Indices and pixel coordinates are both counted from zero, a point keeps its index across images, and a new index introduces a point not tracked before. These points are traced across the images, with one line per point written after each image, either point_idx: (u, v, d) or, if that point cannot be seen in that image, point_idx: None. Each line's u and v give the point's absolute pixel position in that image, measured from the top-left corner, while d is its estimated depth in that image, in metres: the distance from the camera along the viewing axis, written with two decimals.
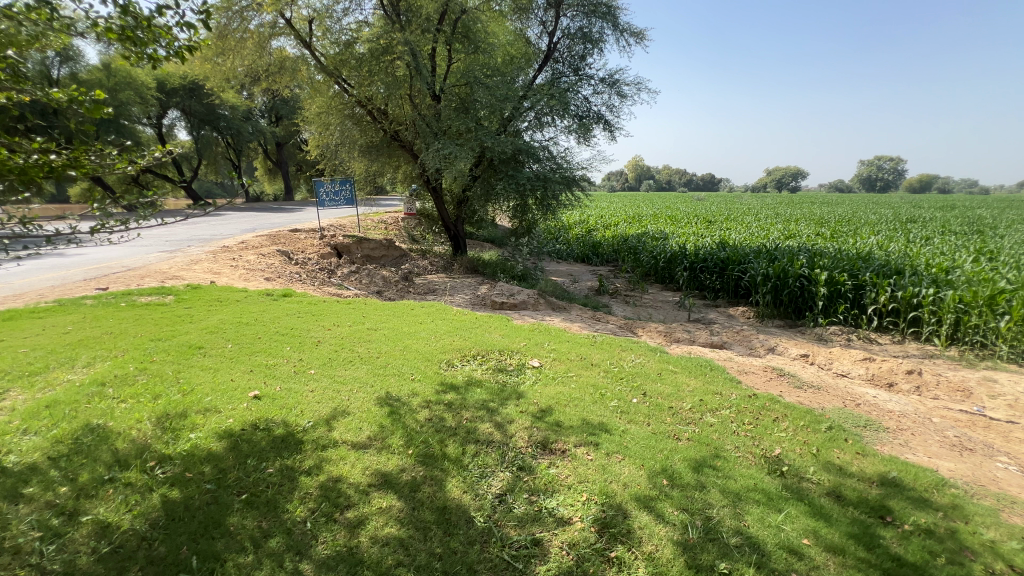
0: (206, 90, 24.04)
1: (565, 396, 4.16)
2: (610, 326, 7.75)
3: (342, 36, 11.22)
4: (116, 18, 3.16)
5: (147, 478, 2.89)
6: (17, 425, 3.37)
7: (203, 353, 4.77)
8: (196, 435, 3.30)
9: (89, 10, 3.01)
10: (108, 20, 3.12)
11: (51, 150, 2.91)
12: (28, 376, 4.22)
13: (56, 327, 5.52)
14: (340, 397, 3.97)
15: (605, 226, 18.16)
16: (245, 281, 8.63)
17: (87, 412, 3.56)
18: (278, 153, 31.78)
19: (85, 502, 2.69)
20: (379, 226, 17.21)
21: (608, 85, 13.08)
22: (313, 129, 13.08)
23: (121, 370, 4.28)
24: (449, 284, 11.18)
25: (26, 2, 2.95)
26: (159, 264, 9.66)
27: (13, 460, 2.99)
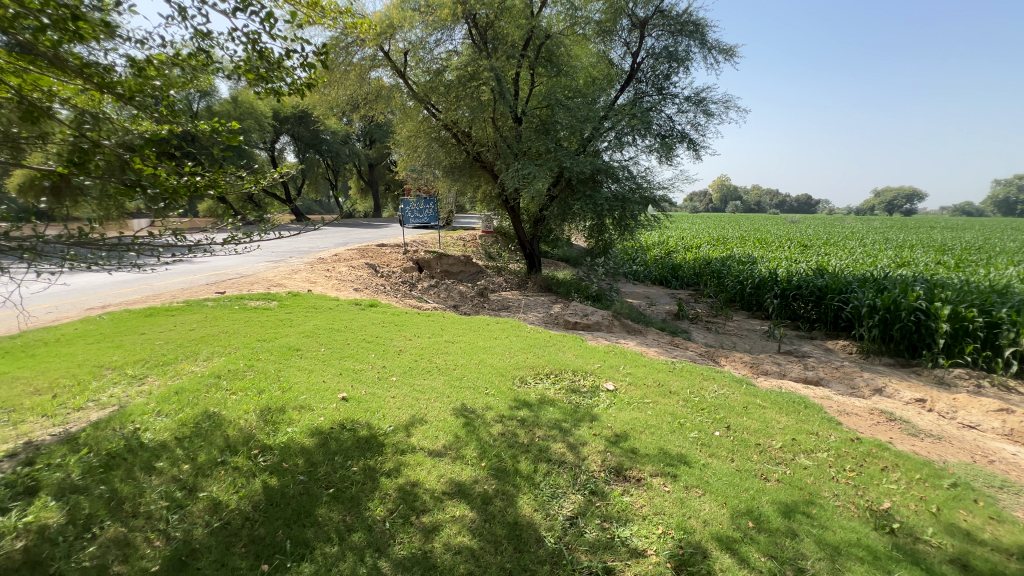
0: (313, 118, 26.76)
1: (641, 422, 4.02)
2: (689, 353, 7.38)
3: (433, 64, 11.97)
4: (253, 61, 3.66)
5: (251, 464, 3.21)
6: (153, 407, 3.91)
7: (299, 354, 5.25)
8: (293, 429, 3.62)
9: (233, 54, 3.53)
10: (248, 64, 3.64)
11: (197, 173, 3.40)
12: (161, 365, 4.89)
13: (184, 324, 6.35)
14: (418, 404, 4.16)
15: (686, 247, 17.44)
16: (337, 291, 9.38)
17: (205, 401, 4.06)
18: (370, 174, 34.39)
19: (201, 480, 3.04)
20: (458, 243, 17.90)
21: (693, 104, 12.73)
22: (403, 151, 14.00)
23: (234, 365, 4.83)
24: (524, 301, 11.32)
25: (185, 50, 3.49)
26: (266, 273, 10.77)
27: (149, 437, 3.48)
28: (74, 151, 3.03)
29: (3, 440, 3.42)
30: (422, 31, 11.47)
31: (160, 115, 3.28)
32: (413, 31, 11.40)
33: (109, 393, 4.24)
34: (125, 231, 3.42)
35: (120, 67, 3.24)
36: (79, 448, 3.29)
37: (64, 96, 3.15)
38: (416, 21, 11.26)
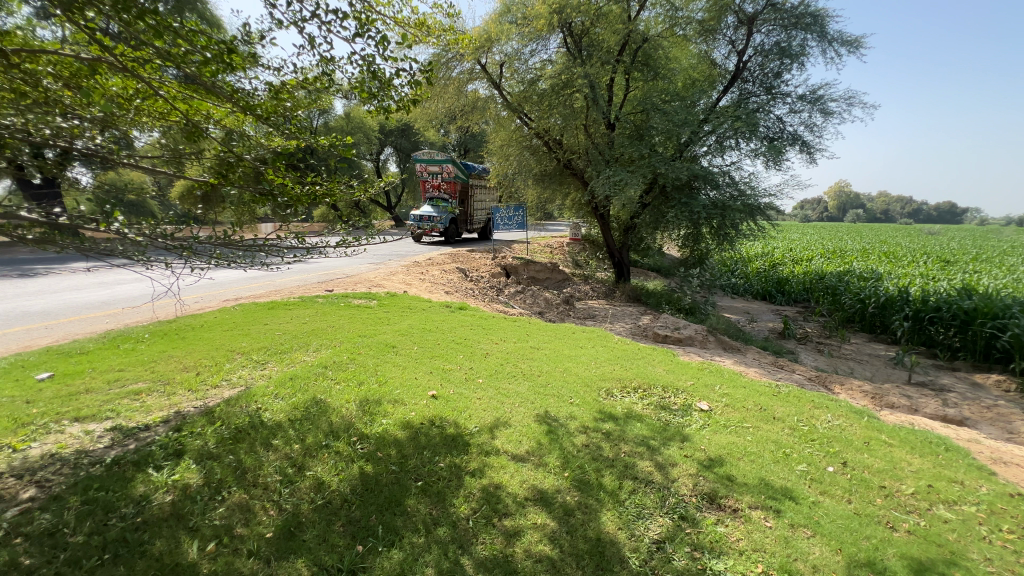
0: (414, 131, 28.71)
1: (739, 448, 3.71)
2: (795, 376, 6.69)
3: (527, 74, 12.18)
4: (367, 81, 3.98)
5: (350, 450, 3.48)
6: (272, 390, 4.41)
7: (395, 351, 5.60)
8: (387, 421, 3.87)
9: (350, 76, 3.89)
10: (363, 84, 3.96)
11: (317, 184, 3.74)
12: (280, 352, 5.51)
13: (300, 317, 7.10)
14: (503, 408, 4.22)
15: (795, 260, 15.91)
16: (430, 293, 9.89)
17: (314, 388, 4.49)
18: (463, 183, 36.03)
19: (309, 460, 3.36)
20: (546, 250, 18.02)
21: (808, 102, 11.60)
22: (495, 159, 14.45)
23: (339, 357, 5.30)
24: (610, 311, 11.09)
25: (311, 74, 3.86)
26: (368, 274, 11.72)
27: (269, 416, 3.93)
28: (222, 164, 3.52)
29: (160, 408, 4.07)
30: (518, 42, 11.74)
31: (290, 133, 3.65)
32: (510, 43, 11.73)
33: (238, 374, 4.86)
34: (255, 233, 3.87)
35: (260, 91, 3.65)
36: (214, 420, 3.81)
37: (216, 117, 3.62)
38: (513, 33, 11.56)
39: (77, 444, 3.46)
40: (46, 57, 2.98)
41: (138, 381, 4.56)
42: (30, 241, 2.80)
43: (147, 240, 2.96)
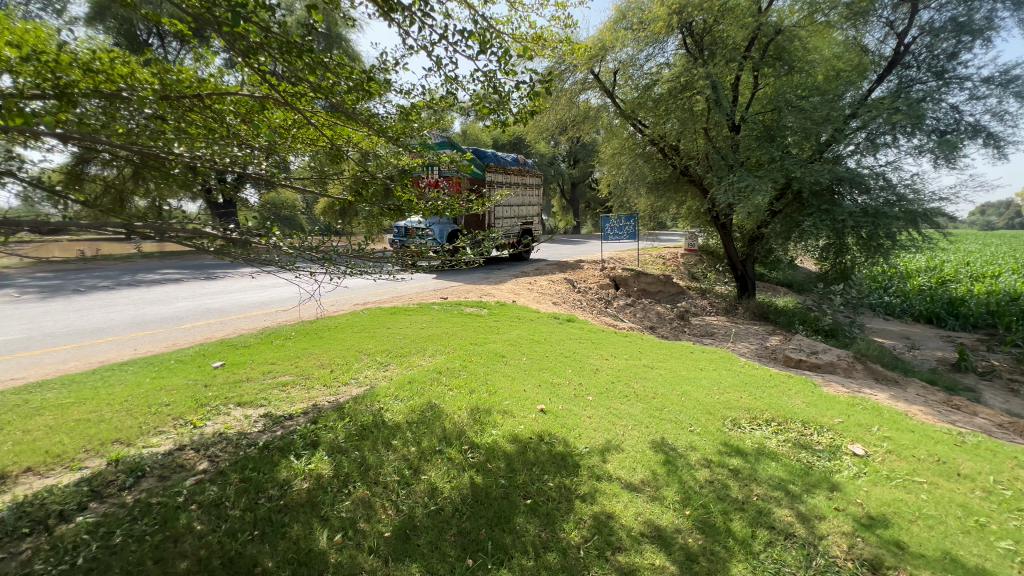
0: (526, 144, 29.55)
1: (908, 507, 3.06)
2: (981, 421, 5.43)
3: (642, 80, 11.80)
4: (486, 98, 4.06)
5: (462, 458, 3.54)
6: (393, 391, 4.71)
7: (504, 361, 5.67)
8: (496, 432, 3.89)
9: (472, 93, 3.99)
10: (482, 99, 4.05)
11: (438, 199, 3.84)
12: (401, 355, 5.91)
13: (418, 323, 7.56)
14: (614, 429, 4.00)
15: (975, 276, 13.13)
16: (538, 304, 9.93)
17: (430, 392, 4.70)
18: (573, 193, 36.10)
19: (424, 464, 3.49)
20: (658, 261, 17.17)
21: (997, 85, 9.50)
22: (606, 168, 14.16)
23: (452, 364, 5.51)
24: (732, 329, 10.14)
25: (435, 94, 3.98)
26: (479, 283, 12.19)
27: (390, 416, 4.19)
28: (358, 182, 3.74)
29: (302, 400, 4.57)
30: (633, 48, 11.39)
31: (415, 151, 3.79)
32: (624, 50, 11.43)
33: (365, 374, 5.29)
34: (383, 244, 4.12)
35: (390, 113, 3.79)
36: (344, 416, 4.16)
37: (354, 140, 3.87)
38: (628, 40, 11.26)
39: (238, 426, 4.01)
40: (229, 98, 3.46)
41: (285, 374, 5.19)
42: (212, 251, 3.23)
43: (295, 251, 3.29)
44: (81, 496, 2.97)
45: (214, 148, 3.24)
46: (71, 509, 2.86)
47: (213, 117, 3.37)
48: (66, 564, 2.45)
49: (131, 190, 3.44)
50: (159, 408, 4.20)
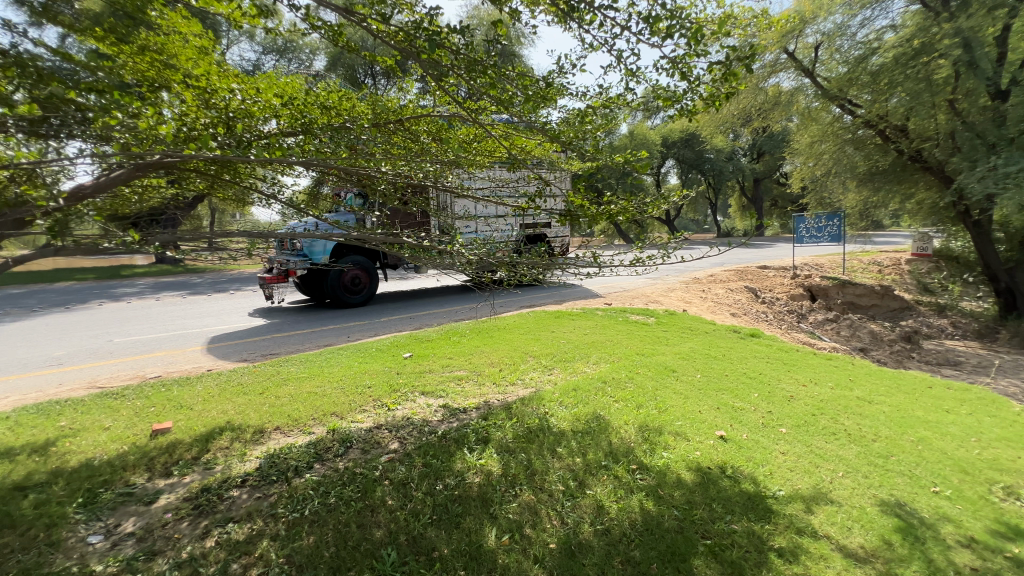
0: (699, 139, 27.43)
1: None
2: None
3: (854, 51, 9.57)
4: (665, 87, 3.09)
5: (629, 478, 3.32)
6: (558, 396, 4.71)
7: (676, 376, 5.21)
8: (668, 455, 3.56)
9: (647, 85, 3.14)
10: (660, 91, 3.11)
11: (613, 202, 3.43)
12: (565, 360, 5.90)
13: (582, 328, 7.51)
14: (820, 474, 3.30)
15: None
16: (713, 314, 9.02)
17: (595, 402, 4.56)
18: (754, 189, 32.21)
19: (589, 477, 3.36)
20: (869, 267, 14.17)
21: None
22: (800, 160, 12.20)
23: (617, 374, 5.27)
24: (989, 359, 7.74)
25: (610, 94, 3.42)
26: (644, 289, 11.64)
27: (555, 422, 4.18)
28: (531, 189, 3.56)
29: (475, 396, 4.87)
30: (844, 14, 9.54)
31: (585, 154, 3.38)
32: (831, 18, 9.64)
33: (530, 376, 5.41)
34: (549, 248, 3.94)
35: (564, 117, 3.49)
36: (512, 416, 4.29)
37: (528, 148, 3.70)
38: (836, 5, 9.51)
39: (422, 413, 4.46)
40: (423, 120, 3.76)
41: (460, 369, 5.62)
42: (406, 256, 3.52)
43: (474, 257, 3.42)
44: (309, 456, 3.60)
45: (411, 166, 3.53)
46: (302, 466, 3.49)
47: (411, 138, 3.72)
48: (297, 512, 2.97)
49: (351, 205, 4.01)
50: (364, 389, 4.92)
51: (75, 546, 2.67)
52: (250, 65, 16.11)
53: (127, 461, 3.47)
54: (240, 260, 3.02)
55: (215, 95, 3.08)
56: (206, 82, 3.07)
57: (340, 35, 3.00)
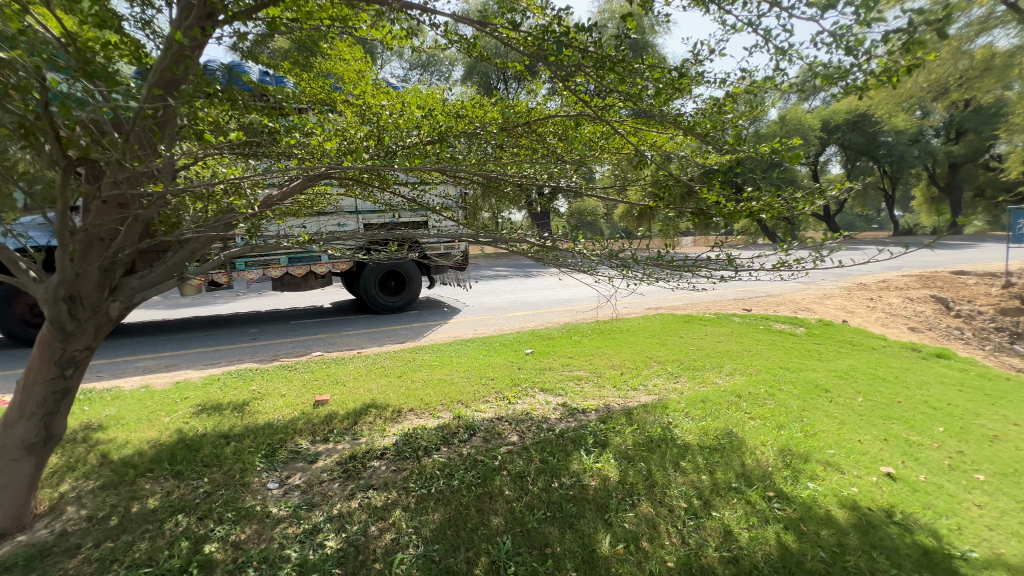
0: (872, 121, 23.35)
1: None
2: None
3: None
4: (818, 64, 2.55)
5: (765, 506, 2.99)
6: (684, 406, 4.41)
7: (829, 397, 4.51)
8: (815, 487, 3.12)
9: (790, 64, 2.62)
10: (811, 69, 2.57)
11: (755, 197, 3.04)
12: (693, 369, 5.50)
13: (714, 335, 6.93)
14: None
15: None
16: (883, 327, 7.63)
17: (726, 417, 4.17)
18: (949, 177, 26.40)
19: (716, 498, 3.10)
20: None
21: None
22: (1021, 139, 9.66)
23: (755, 388, 4.75)
24: None
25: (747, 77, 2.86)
26: (793, 295, 10.30)
27: (679, 434, 3.92)
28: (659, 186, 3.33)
29: (594, 397, 4.80)
30: None
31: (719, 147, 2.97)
32: None
33: (654, 382, 5.16)
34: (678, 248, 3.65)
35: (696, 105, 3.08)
36: (632, 422, 4.14)
37: (657, 143, 3.48)
38: None
39: (541, 409, 4.54)
40: (550, 121, 3.79)
41: (580, 369, 5.59)
42: (529, 255, 3.58)
43: (596, 257, 3.34)
44: (437, 439, 3.91)
45: (537, 167, 3.56)
46: (431, 446, 3.81)
47: (537, 140, 3.80)
48: (426, 489, 3.25)
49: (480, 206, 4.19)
50: (487, 381, 5.19)
51: (259, 489, 3.27)
52: (399, 81, 18.04)
53: (297, 425, 4.14)
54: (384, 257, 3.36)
55: (370, 111, 3.49)
56: (365, 101, 3.55)
57: (475, 47, 3.17)
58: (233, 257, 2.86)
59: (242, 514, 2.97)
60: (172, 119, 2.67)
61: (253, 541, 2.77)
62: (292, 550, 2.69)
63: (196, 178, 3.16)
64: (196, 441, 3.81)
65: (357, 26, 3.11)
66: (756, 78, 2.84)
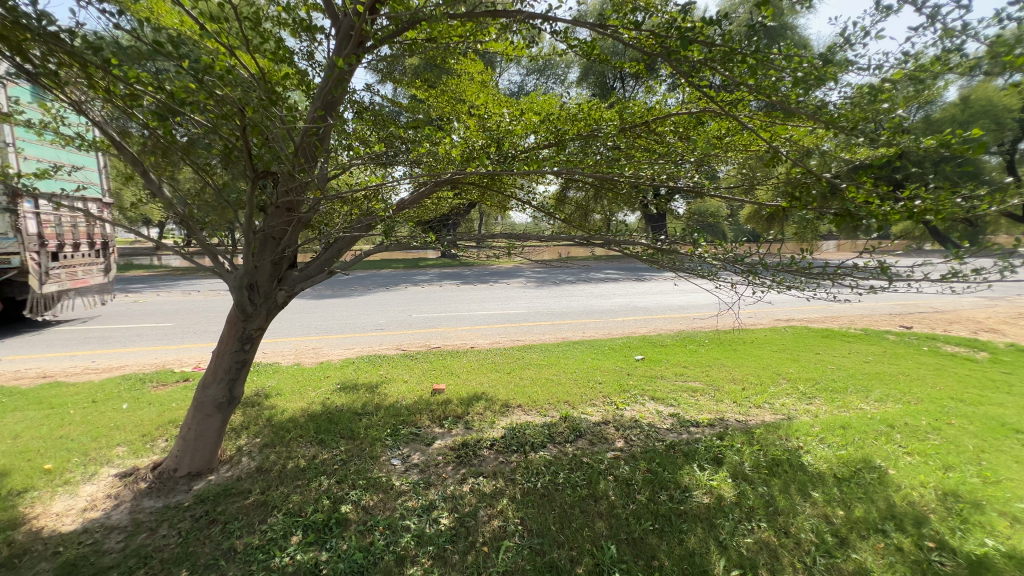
0: None
1: None
2: None
3: None
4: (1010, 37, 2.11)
5: (920, 557, 2.57)
6: (818, 431, 3.93)
7: (1020, 440, 3.68)
8: (994, 545, 2.60)
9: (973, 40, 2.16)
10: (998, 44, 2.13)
11: (919, 196, 2.56)
12: (831, 391, 4.86)
13: (860, 354, 6.05)
14: None
15: None
16: None
17: (873, 448, 3.63)
18: None
19: (856, 538, 2.73)
20: None
21: None
22: None
23: (912, 419, 4.06)
24: None
25: (913, 60, 2.42)
26: (971, 313, 8.53)
27: (810, 460, 3.51)
28: (795, 185, 2.98)
29: (710, 411, 4.50)
30: None
31: (872, 137, 2.56)
32: None
33: (782, 401, 4.66)
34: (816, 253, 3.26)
35: (843, 96, 2.68)
36: (753, 442, 3.80)
37: (793, 138, 3.15)
38: None
39: (650, 418, 4.38)
40: (671, 119, 3.64)
41: (695, 381, 5.27)
42: (643, 258, 3.46)
43: (719, 262, 3.13)
44: (543, 436, 4.00)
45: (655, 167, 3.43)
46: (537, 443, 3.91)
47: (655, 139, 3.67)
48: (532, 483, 3.35)
49: (593, 208, 4.16)
50: (595, 384, 5.15)
51: (384, 463, 3.65)
52: (516, 88, 18.64)
53: (417, 409, 4.53)
54: (500, 257, 3.52)
55: (490, 119, 3.67)
56: (486, 110, 3.75)
57: (594, 49, 3.17)
58: (371, 254, 3.26)
59: (371, 482, 3.35)
60: (328, 135, 3.09)
61: (380, 508, 3.10)
62: (411, 521, 2.96)
63: (342, 185, 3.62)
64: (336, 415, 4.37)
65: (484, 40, 3.30)
66: (922, 60, 2.39)
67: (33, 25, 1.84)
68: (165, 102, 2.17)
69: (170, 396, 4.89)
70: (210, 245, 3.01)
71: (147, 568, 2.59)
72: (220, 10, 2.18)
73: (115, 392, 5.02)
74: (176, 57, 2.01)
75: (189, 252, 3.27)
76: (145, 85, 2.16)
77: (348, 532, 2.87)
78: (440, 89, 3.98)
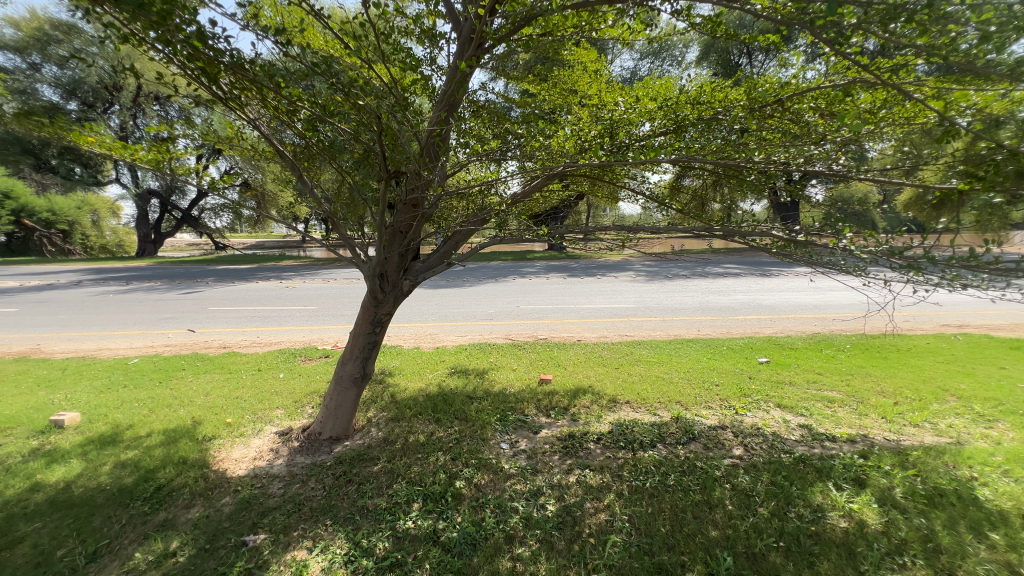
0: None
1: None
2: None
3: None
4: None
5: None
6: (1000, 462, 3.25)
7: None
8: None
9: None
10: None
11: None
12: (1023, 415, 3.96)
13: None
14: None
15: None
16: None
17: None
18: None
19: None
20: None
21: None
22: None
23: None
24: None
25: None
26: None
27: (986, 494, 2.92)
28: (979, 163, 2.44)
29: (851, 425, 3.96)
30: None
31: None
32: None
33: (949, 422, 3.93)
34: (1007, 245, 2.65)
35: None
36: (908, 466, 3.26)
37: (975, 106, 2.58)
38: None
39: (775, 427, 4.00)
40: (810, 95, 3.22)
41: (832, 390, 4.66)
42: (772, 251, 3.15)
43: (870, 256, 2.70)
44: (653, 435, 3.87)
45: (790, 151, 3.07)
46: (646, 442, 3.79)
47: (791, 119, 3.28)
48: (640, 481, 3.27)
49: (711, 196, 3.85)
50: (711, 386, 4.82)
51: (494, 446, 3.82)
52: (628, 73, 18.06)
53: (524, 398, 4.67)
54: (612, 251, 3.39)
55: (604, 108, 3.57)
56: (599, 101, 3.65)
57: (718, 25, 2.91)
58: (485, 247, 3.39)
59: (482, 463, 3.54)
60: (448, 134, 3.26)
61: (490, 488, 3.27)
62: (520, 504, 3.08)
63: (459, 183, 3.81)
64: (451, 397, 4.69)
65: (600, 29, 3.22)
66: None
67: (226, 59, 2.24)
68: (318, 114, 2.54)
69: (314, 370, 5.66)
70: (349, 239, 3.39)
71: (301, 513, 3.05)
72: (362, 30, 2.41)
73: (274, 363, 5.95)
74: (329, 76, 2.32)
75: (331, 245, 3.71)
76: (304, 101, 2.54)
77: (462, 505, 3.08)
78: (551, 83, 3.98)
